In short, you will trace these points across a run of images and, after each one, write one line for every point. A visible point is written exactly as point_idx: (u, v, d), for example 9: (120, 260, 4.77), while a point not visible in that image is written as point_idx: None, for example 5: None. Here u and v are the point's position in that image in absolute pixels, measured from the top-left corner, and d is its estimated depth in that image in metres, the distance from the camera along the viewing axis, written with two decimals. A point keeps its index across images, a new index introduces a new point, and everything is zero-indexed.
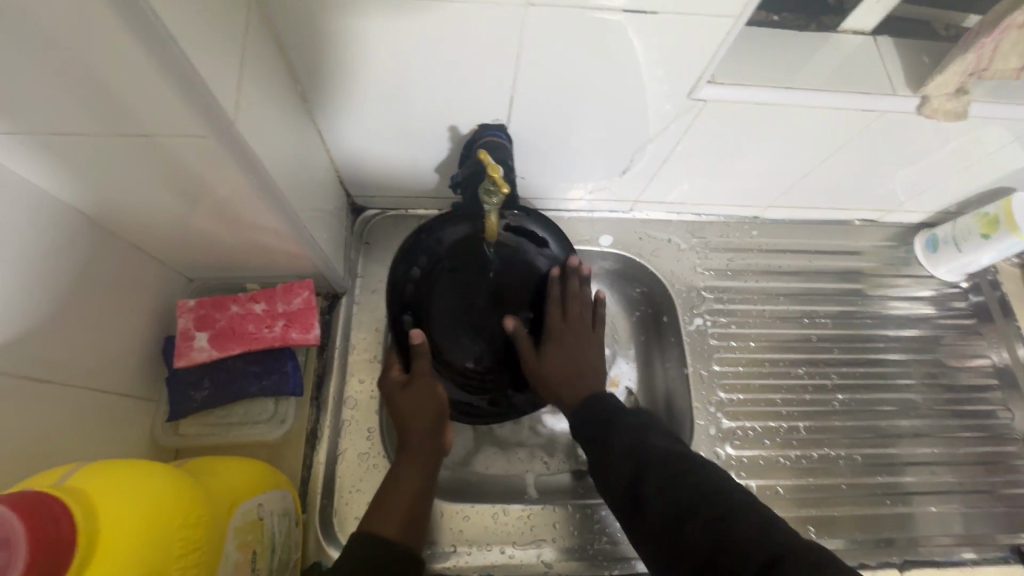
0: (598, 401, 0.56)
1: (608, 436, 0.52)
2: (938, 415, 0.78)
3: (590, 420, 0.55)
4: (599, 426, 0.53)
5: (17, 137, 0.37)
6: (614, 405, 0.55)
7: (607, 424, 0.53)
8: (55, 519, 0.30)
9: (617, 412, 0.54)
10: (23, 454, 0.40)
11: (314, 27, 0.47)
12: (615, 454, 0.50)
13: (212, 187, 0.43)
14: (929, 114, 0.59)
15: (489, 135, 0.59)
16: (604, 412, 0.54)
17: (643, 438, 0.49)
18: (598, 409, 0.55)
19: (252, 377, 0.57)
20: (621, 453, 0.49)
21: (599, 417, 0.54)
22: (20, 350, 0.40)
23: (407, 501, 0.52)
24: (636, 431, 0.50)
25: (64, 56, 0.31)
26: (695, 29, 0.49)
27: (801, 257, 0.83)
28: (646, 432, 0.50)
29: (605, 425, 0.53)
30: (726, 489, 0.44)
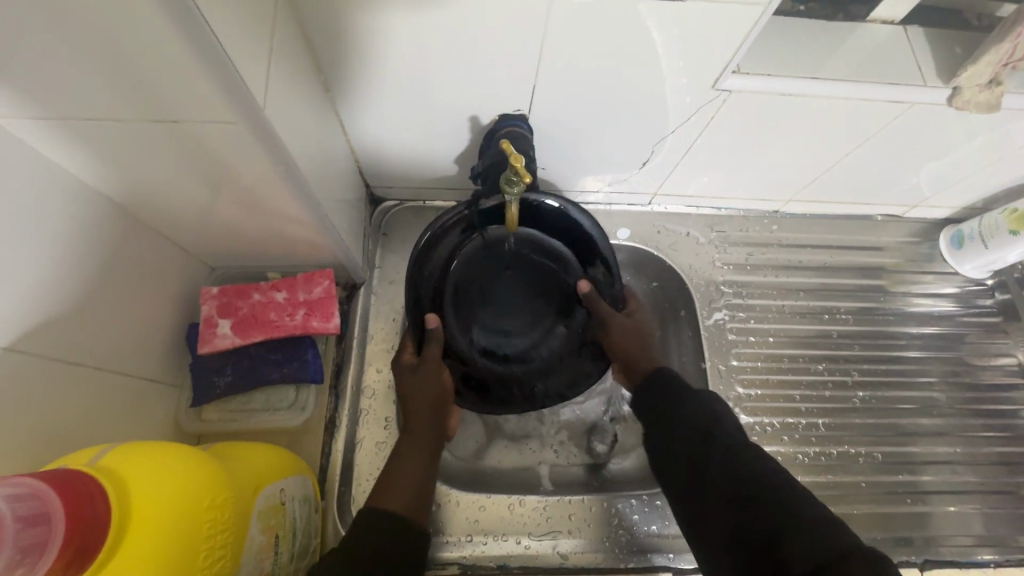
0: (666, 383, 0.58)
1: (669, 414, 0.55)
2: (961, 414, 0.77)
3: (653, 403, 0.57)
4: (653, 414, 0.56)
5: (50, 122, 0.37)
6: (680, 388, 0.57)
7: (672, 407, 0.55)
8: (91, 497, 0.30)
9: (682, 392, 0.56)
10: (53, 435, 0.41)
11: (338, 16, 0.47)
12: (678, 437, 0.52)
13: (238, 175, 0.43)
14: (960, 106, 0.58)
15: (510, 126, 0.59)
16: (668, 395, 0.56)
17: (706, 423, 0.51)
18: (663, 390, 0.57)
19: (273, 365, 0.58)
20: (685, 433, 0.52)
21: (652, 405, 0.57)
22: (52, 334, 0.41)
23: (413, 479, 0.52)
24: (699, 415, 0.52)
25: (99, 42, 0.31)
26: (723, 19, 0.48)
27: (822, 252, 0.82)
28: (710, 417, 0.52)
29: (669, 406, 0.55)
30: (783, 480, 0.45)
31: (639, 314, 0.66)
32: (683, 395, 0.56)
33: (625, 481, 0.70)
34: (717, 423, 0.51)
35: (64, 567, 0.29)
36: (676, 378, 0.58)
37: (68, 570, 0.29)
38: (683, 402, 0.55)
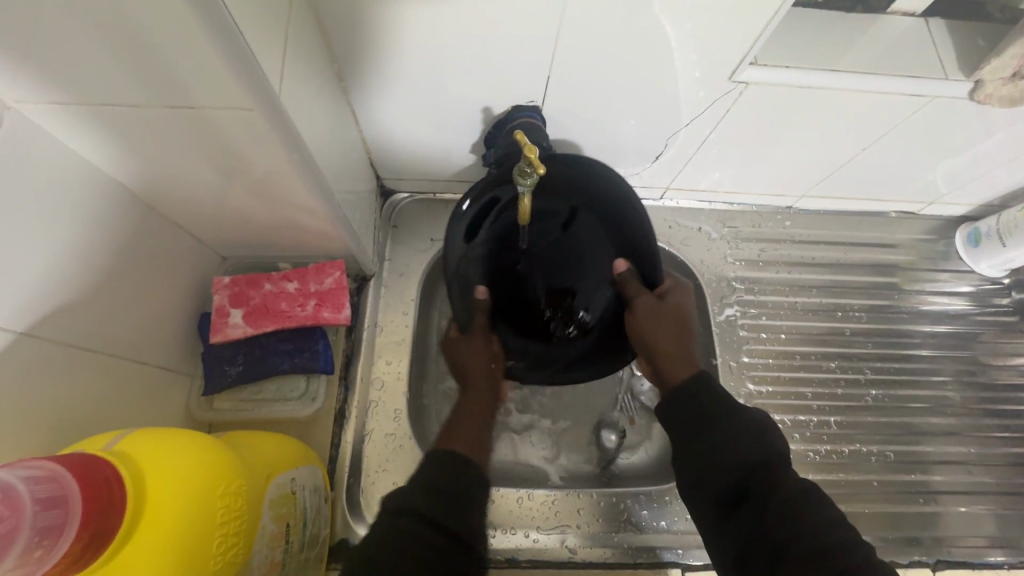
0: (706, 397, 0.50)
1: (709, 434, 0.47)
2: (975, 414, 0.76)
3: (690, 418, 0.49)
4: (689, 416, 0.50)
5: (67, 106, 0.37)
6: (722, 403, 0.49)
7: (713, 425, 0.48)
8: (106, 483, 0.30)
9: (727, 412, 0.48)
10: (67, 421, 0.41)
11: (352, 4, 0.46)
12: (718, 462, 0.46)
13: (252, 163, 0.43)
14: (981, 100, 0.57)
15: (523, 116, 0.58)
16: (709, 411, 0.49)
17: (754, 450, 0.45)
18: (704, 405, 0.49)
19: (284, 355, 0.58)
20: (728, 459, 0.45)
21: (687, 406, 0.50)
22: (66, 321, 0.41)
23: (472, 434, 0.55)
24: (747, 439, 0.46)
25: (116, 25, 0.31)
26: (742, 9, 0.47)
27: (835, 249, 0.81)
28: (759, 444, 0.46)
29: (709, 423, 0.48)
30: (838, 528, 0.41)
31: (675, 295, 0.61)
32: (727, 412, 0.48)
33: (634, 477, 0.70)
34: (766, 453, 0.45)
35: (79, 552, 0.29)
36: (716, 391, 0.51)
37: (83, 555, 0.29)
38: (727, 421, 0.48)
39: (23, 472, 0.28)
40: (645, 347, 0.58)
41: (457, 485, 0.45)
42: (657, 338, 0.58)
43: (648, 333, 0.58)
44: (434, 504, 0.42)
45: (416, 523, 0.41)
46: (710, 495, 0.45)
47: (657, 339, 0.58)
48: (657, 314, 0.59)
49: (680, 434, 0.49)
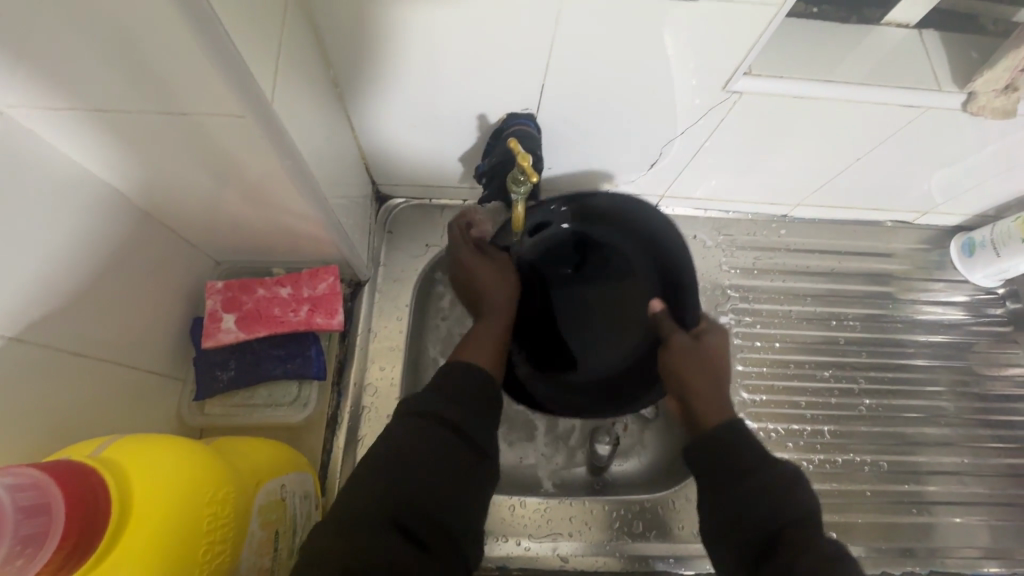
0: (733, 444, 0.49)
1: (738, 483, 0.47)
2: (968, 424, 0.76)
3: (716, 464, 0.49)
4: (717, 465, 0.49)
5: (59, 112, 0.37)
6: (753, 453, 0.49)
7: (741, 475, 0.47)
8: (92, 490, 0.30)
9: (759, 463, 0.48)
10: (55, 426, 0.41)
11: (347, 13, 0.47)
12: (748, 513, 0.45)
13: (245, 169, 0.43)
14: (976, 111, 0.57)
15: (518, 124, 0.58)
16: (736, 459, 0.49)
17: (784, 502, 0.44)
18: (731, 453, 0.49)
19: (276, 361, 0.58)
20: (757, 510, 0.45)
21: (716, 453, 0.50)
22: (56, 326, 0.41)
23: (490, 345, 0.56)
24: (775, 490, 0.45)
25: (107, 32, 0.31)
26: (735, 19, 0.47)
27: (830, 258, 0.81)
28: (790, 498, 0.45)
29: (736, 471, 0.48)
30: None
31: (711, 336, 0.60)
32: (756, 462, 0.48)
33: (627, 485, 0.70)
34: (796, 507, 0.44)
35: (61, 561, 0.29)
36: (746, 439, 0.50)
37: (65, 564, 0.29)
38: (755, 471, 0.47)
39: (7, 480, 0.28)
40: (679, 387, 0.57)
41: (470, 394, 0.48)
42: (694, 383, 0.56)
43: (682, 375, 0.57)
44: (455, 413, 0.46)
45: (438, 430, 0.44)
46: (737, 545, 0.45)
47: (692, 382, 0.56)
48: (696, 357, 0.57)
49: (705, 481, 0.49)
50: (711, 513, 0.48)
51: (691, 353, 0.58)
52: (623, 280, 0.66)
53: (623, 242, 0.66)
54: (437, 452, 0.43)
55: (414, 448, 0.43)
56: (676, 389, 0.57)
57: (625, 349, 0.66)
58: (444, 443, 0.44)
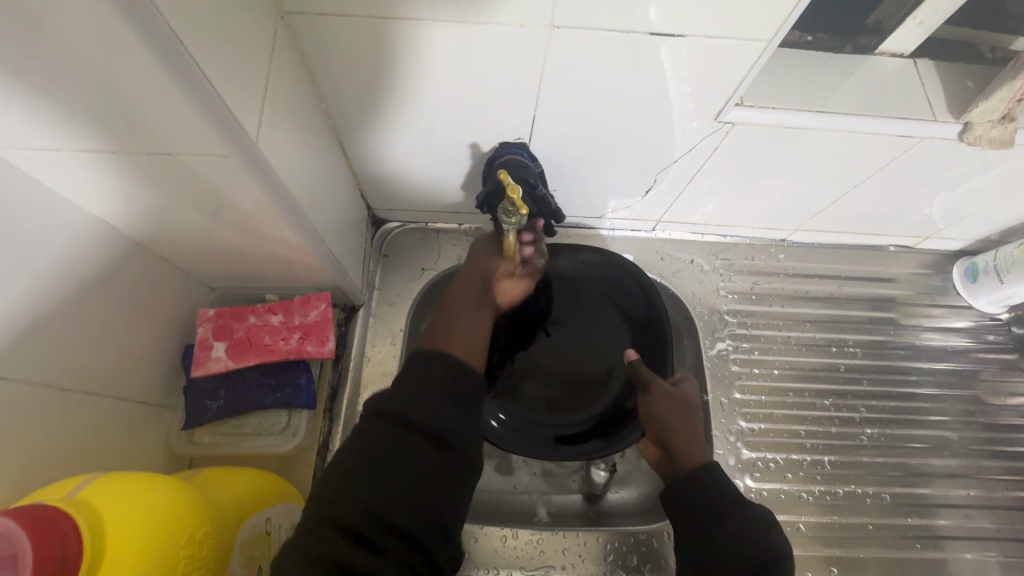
0: (708, 488, 0.51)
1: (712, 526, 0.48)
2: (975, 455, 0.74)
3: (691, 509, 0.51)
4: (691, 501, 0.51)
5: (48, 153, 0.38)
6: (727, 496, 0.51)
7: (715, 518, 0.49)
8: (64, 537, 0.30)
9: (731, 507, 0.50)
10: (38, 462, 0.40)
11: (340, 48, 0.48)
12: (719, 555, 0.46)
13: (233, 203, 0.44)
14: (972, 142, 0.56)
15: (510, 153, 0.58)
16: (710, 501, 0.50)
17: (754, 542, 0.46)
18: (706, 496, 0.51)
19: (266, 389, 0.58)
20: (730, 552, 0.46)
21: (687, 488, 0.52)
22: (43, 361, 0.41)
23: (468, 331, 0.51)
24: (746, 530, 0.47)
25: (93, 76, 0.31)
26: (724, 51, 0.48)
27: (830, 283, 0.80)
28: (760, 539, 0.46)
29: (710, 514, 0.49)
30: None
31: (687, 385, 0.62)
32: (729, 505, 0.50)
33: (624, 514, 0.68)
34: (767, 547, 0.46)
35: None
36: (719, 480, 0.52)
37: None
38: (728, 514, 0.49)
39: None
40: (658, 432, 0.58)
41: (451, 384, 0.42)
42: (674, 426, 0.57)
43: (663, 419, 0.58)
44: (429, 414, 0.39)
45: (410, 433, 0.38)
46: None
47: (675, 425, 0.57)
48: (674, 401, 0.59)
49: (682, 527, 0.51)
50: (687, 556, 0.48)
51: (671, 397, 0.59)
52: (595, 329, 0.70)
53: (614, 278, 0.71)
54: (407, 460, 0.38)
55: (379, 455, 0.37)
56: (656, 430, 0.58)
57: (602, 397, 0.68)
58: (410, 444, 0.38)
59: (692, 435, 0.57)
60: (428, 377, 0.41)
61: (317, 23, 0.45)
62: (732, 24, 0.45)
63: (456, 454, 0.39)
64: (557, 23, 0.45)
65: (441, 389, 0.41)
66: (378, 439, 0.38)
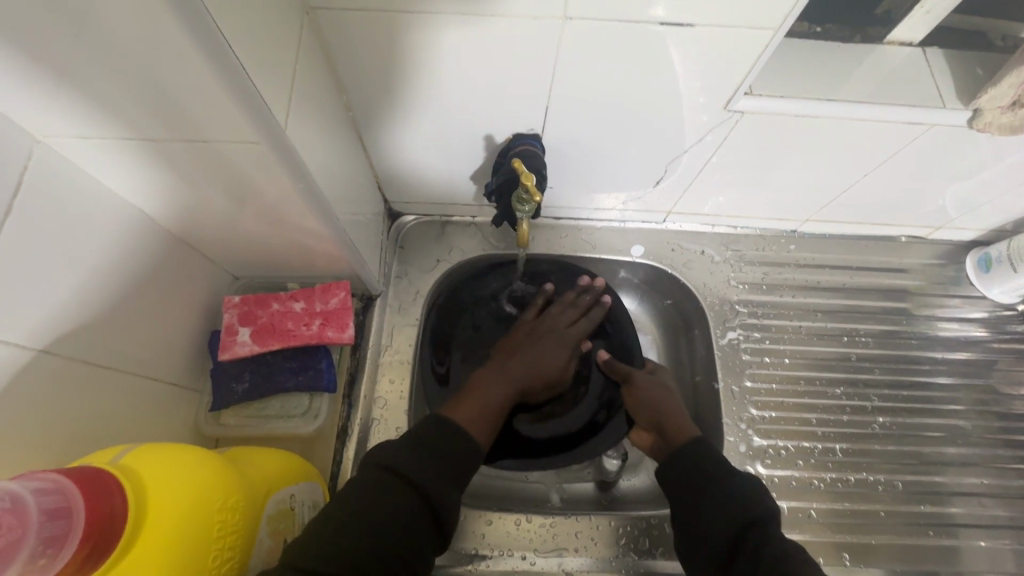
0: (697, 454, 0.54)
1: (704, 494, 0.51)
2: (990, 444, 0.74)
3: (685, 471, 0.53)
4: (686, 464, 0.54)
5: (90, 140, 0.40)
6: (714, 462, 0.53)
7: (705, 485, 0.51)
8: (111, 498, 0.32)
9: (719, 473, 0.52)
10: (77, 434, 0.43)
11: (360, 43, 0.50)
12: (713, 519, 0.48)
13: (261, 191, 0.46)
14: (982, 128, 0.57)
15: (523, 144, 0.60)
16: (700, 469, 0.53)
17: (743, 504, 0.48)
18: (700, 464, 0.53)
19: (289, 373, 0.60)
20: (721, 510, 0.48)
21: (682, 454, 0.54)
22: (84, 338, 0.43)
23: (482, 401, 0.58)
24: (735, 493, 0.49)
25: (137, 63, 0.33)
26: (732, 41, 0.49)
27: (841, 274, 0.81)
28: (751, 502, 0.49)
29: (700, 481, 0.52)
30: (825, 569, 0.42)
31: (662, 372, 0.68)
32: (717, 471, 0.52)
33: (636, 500, 0.70)
34: (757, 508, 0.48)
35: (82, 559, 0.30)
36: (707, 450, 0.55)
37: (87, 561, 0.30)
38: (721, 479, 0.51)
39: (30, 484, 0.29)
40: (651, 415, 0.63)
41: (457, 447, 0.49)
42: (661, 407, 0.63)
43: (650, 403, 0.63)
44: (428, 474, 0.46)
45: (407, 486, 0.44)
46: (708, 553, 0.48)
47: (662, 403, 0.63)
48: (655, 387, 0.65)
49: (675, 497, 0.53)
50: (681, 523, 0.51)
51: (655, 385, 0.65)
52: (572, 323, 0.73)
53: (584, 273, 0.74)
54: (395, 504, 0.43)
55: (373, 504, 0.43)
56: (647, 413, 0.63)
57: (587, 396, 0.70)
58: (405, 496, 0.44)
59: (675, 411, 0.62)
60: (434, 444, 0.48)
61: (339, 19, 0.47)
62: (740, 13, 0.46)
63: (440, 523, 0.45)
64: (569, 15, 0.46)
65: (443, 461, 0.48)
66: (382, 484, 0.44)
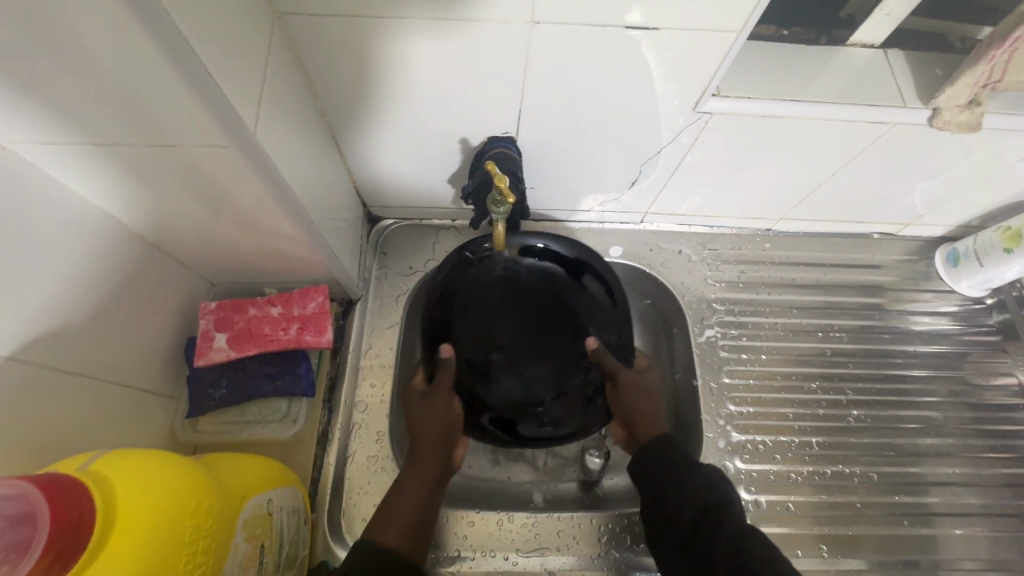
0: (666, 444, 0.55)
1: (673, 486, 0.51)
2: (963, 434, 0.76)
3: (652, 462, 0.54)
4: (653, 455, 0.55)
5: (56, 146, 0.40)
6: (681, 454, 0.54)
7: (672, 474, 0.52)
8: (77, 504, 0.32)
9: (686, 464, 0.53)
10: (48, 443, 0.42)
11: (332, 48, 0.50)
12: (677, 507, 0.50)
13: (232, 195, 0.46)
14: (941, 126, 0.59)
15: (498, 146, 0.60)
16: (668, 460, 0.54)
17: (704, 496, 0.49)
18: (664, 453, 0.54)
19: (267, 378, 0.60)
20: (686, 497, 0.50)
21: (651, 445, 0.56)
22: (54, 346, 0.43)
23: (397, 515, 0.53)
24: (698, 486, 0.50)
25: (100, 67, 0.33)
26: (699, 43, 0.50)
27: (816, 270, 0.82)
28: (712, 488, 0.50)
29: (666, 470, 0.53)
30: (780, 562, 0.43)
31: (649, 374, 0.69)
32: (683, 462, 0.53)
33: (619, 499, 0.70)
34: (716, 499, 0.49)
35: (48, 564, 0.30)
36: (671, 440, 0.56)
37: (53, 567, 0.30)
38: (685, 467, 0.52)
39: None
40: (626, 415, 0.64)
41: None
42: (640, 407, 0.63)
43: (631, 402, 0.64)
44: None
45: None
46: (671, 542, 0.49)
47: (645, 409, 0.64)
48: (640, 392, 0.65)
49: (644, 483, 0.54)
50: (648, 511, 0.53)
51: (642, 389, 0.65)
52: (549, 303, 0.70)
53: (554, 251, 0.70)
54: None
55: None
56: (626, 412, 0.64)
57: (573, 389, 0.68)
58: None
59: (652, 413, 0.63)
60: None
61: (310, 24, 0.48)
62: (704, 17, 0.47)
63: None
64: (537, 19, 0.47)
65: None
66: None
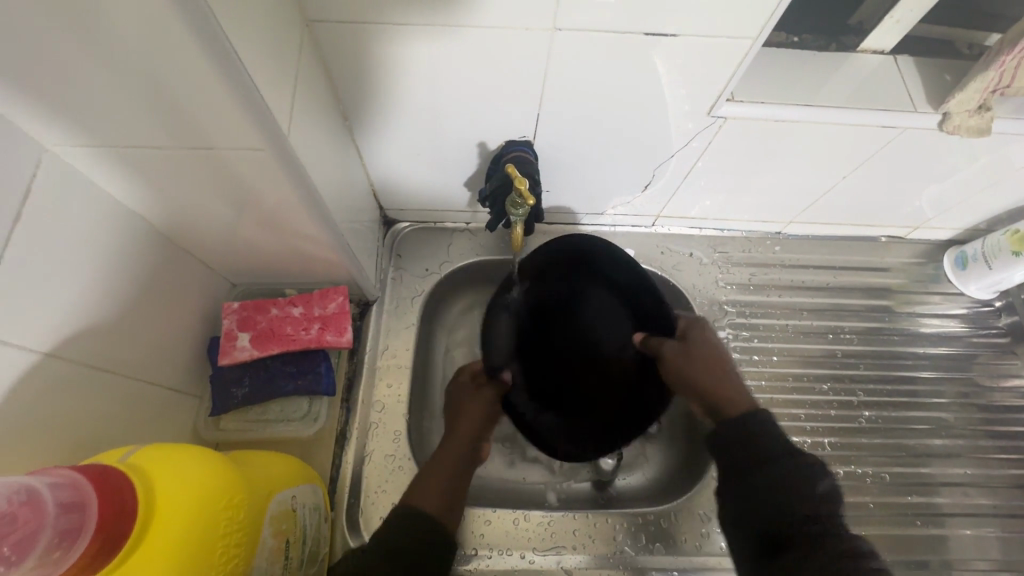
0: (752, 443, 0.58)
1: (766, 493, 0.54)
2: (973, 435, 0.76)
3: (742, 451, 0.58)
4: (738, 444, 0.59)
5: (94, 147, 0.41)
6: (766, 449, 0.57)
7: (750, 472, 0.56)
8: (121, 492, 0.33)
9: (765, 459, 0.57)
10: (80, 438, 0.43)
11: (358, 55, 0.51)
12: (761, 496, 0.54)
13: (260, 196, 0.47)
14: (951, 130, 0.60)
15: (515, 150, 0.62)
16: (756, 466, 0.56)
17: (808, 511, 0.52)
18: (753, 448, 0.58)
19: (288, 377, 0.61)
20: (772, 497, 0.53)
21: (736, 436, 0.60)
22: (87, 342, 0.44)
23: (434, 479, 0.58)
24: (788, 493, 0.53)
25: (144, 71, 0.35)
26: (715, 49, 0.51)
27: (825, 273, 0.83)
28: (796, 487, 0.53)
29: (756, 472, 0.56)
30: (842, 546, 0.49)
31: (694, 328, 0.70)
32: (773, 471, 0.55)
33: (633, 498, 0.71)
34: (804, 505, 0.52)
35: (98, 547, 0.31)
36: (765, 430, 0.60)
37: (101, 552, 0.31)
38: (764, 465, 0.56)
39: (47, 479, 0.31)
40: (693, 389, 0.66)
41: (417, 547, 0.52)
42: (704, 378, 0.66)
43: (694, 374, 0.66)
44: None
45: None
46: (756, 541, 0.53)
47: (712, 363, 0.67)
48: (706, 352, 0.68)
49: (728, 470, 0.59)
50: (734, 513, 0.56)
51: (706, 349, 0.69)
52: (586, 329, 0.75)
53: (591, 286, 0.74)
54: None
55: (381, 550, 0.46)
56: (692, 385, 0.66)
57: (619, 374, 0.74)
58: None
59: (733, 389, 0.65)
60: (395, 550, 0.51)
61: (338, 32, 0.49)
62: (722, 24, 0.48)
63: None
64: (558, 26, 0.49)
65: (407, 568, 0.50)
66: None
